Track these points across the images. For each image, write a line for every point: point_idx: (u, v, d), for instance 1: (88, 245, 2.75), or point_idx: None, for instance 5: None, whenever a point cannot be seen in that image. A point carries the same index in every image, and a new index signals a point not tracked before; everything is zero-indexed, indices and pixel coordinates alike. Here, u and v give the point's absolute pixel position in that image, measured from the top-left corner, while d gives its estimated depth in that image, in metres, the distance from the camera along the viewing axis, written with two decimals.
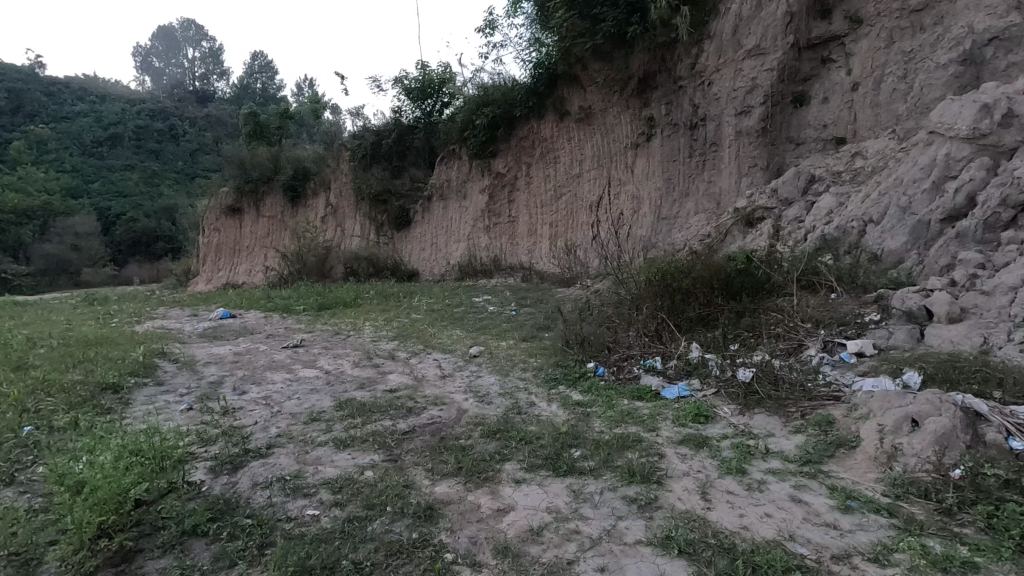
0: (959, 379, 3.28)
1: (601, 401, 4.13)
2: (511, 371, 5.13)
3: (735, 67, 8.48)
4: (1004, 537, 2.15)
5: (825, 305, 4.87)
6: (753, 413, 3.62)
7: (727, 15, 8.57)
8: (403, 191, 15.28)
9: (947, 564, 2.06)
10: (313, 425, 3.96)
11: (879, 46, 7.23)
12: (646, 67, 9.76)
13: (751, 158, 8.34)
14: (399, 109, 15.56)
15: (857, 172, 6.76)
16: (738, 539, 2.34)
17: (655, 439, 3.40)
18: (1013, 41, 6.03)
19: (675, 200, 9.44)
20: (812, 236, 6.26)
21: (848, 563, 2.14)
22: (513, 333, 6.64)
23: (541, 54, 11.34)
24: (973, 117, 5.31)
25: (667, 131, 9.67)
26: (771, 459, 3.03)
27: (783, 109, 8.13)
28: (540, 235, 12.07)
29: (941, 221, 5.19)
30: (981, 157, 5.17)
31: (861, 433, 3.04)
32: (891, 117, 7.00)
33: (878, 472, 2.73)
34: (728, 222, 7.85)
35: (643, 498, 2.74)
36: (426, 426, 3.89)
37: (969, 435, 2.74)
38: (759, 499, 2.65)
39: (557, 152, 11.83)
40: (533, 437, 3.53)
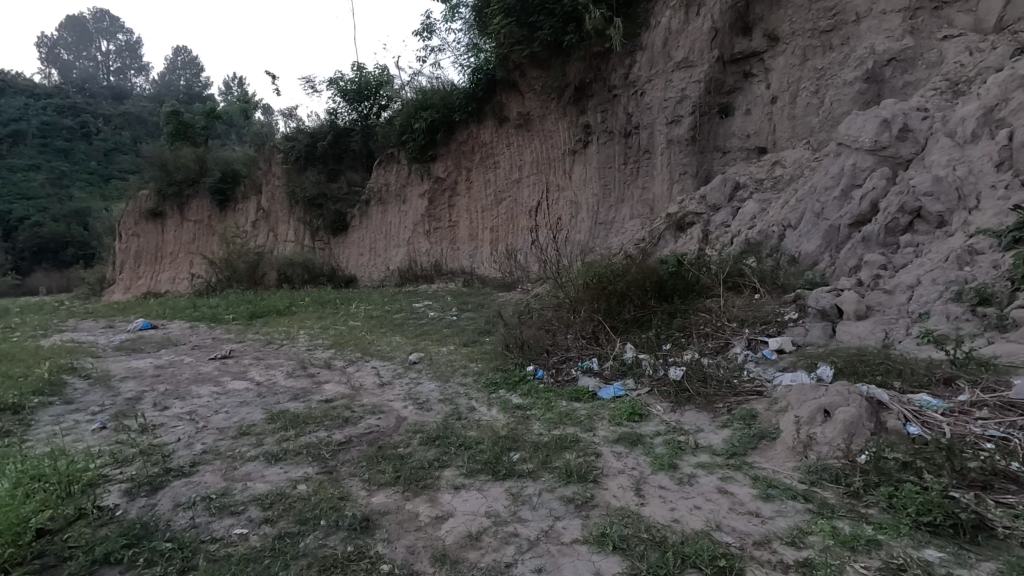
0: (865, 371, 3.56)
1: (539, 403, 4.18)
2: (451, 377, 5.10)
3: (665, 78, 8.85)
4: (903, 515, 2.34)
5: (750, 305, 5.16)
6: (684, 410, 3.78)
7: (657, 29, 8.95)
8: (340, 195, 14.87)
9: (854, 543, 2.22)
10: (243, 439, 3.78)
11: (794, 63, 7.75)
12: (582, 75, 10.02)
13: (681, 166, 8.71)
14: (334, 110, 15.14)
15: (777, 180, 7.20)
16: (669, 531, 2.44)
17: (592, 439, 3.48)
18: (908, 61, 6.62)
19: (611, 206, 9.72)
20: (737, 240, 6.63)
21: (768, 548, 2.27)
22: (453, 338, 6.62)
23: (479, 59, 11.41)
24: (875, 131, 5.79)
25: (603, 139, 9.95)
26: (700, 453, 3.18)
27: (710, 119, 8.54)
28: (481, 240, 12.09)
29: (849, 226, 5.61)
30: (883, 167, 5.65)
31: (780, 425, 3.23)
32: (806, 129, 7.51)
33: (796, 461, 2.92)
34: (661, 227, 8.17)
35: (579, 497, 2.79)
36: (363, 436, 3.81)
37: (872, 422, 2.97)
38: (689, 492, 2.77)
39: (497, 158, 11.89)
40: (473, 442, 3.53)
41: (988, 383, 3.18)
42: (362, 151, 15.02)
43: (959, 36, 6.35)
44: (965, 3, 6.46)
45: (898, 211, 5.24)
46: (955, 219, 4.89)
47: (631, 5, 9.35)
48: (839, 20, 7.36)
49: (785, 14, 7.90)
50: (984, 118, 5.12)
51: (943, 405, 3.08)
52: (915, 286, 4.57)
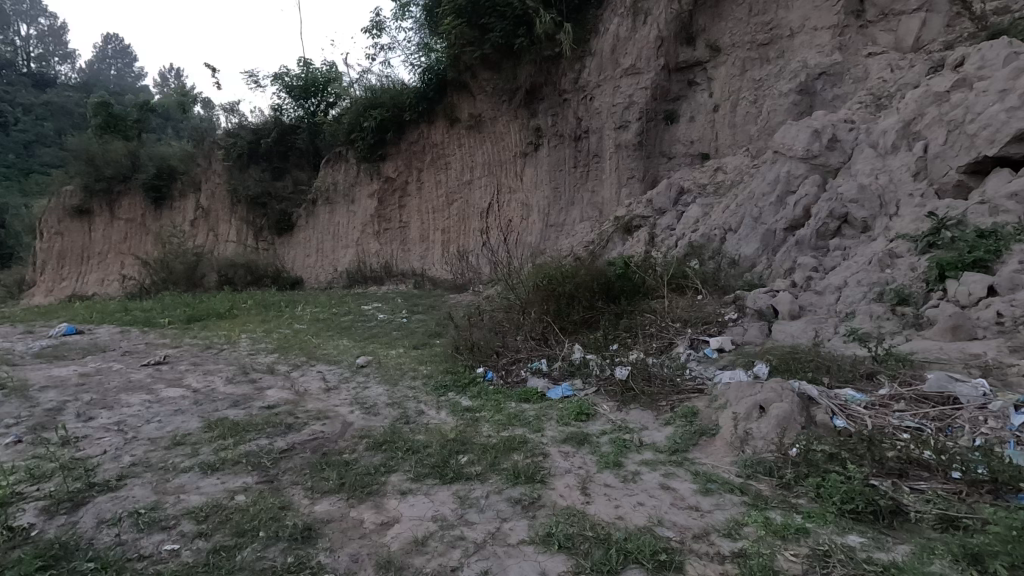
0: (797, 368, 3.75)
1: (489, 405, 4.18)
2: (400, 381, 5.03)
3: (614, 84, 9.05)
4: (829, 503, 2.49)
5: (692, 306, 5.34)
6: (629, 409, 3.87)
7: (605, 35, 9.15)
8: (284, 194, 14.41)
9: (785, 532, 2.33)
10: (176, 450, 3.60)
11: (734, 73, 8.08)
12: (532, 78, 10.09)
13: (629, 170, 8.93)
14: (279, 106, 14.64)
15: (719, 186, 7.50)
16: (613, 528, 2.49)
17: (540, 439, 3.51)
18: (837, 76, 7.04)
19: (562, 208, 9.84)
20: (681, 243, 6.86)
21: (707, 540, 2.36)
22: (403, 341, 6.52)
23: (430, 59, 11.32)
24: (807, 140, 6.12)
25: (554, 142, 10.06)
26: (644, 451, 3.26)
27: (656, 125, 8.79)
28: (432, 241, 12.01)
29: (784, 230, 5.91)
30: (814, 174, 5.97)
31: (719, 422, 3.36)
32: (745, 137, 7.83)
33: (733, 456, 3.05)
34: (609, 230, 8.35)
35: (526, 498, 2.81)
36: (307, 442, 3.69)
37: (802, 417, 3.13)
38: (633, 489, 2.83)
39: (448, 159, 11.81)
40: (421, 446, 3.49)
41: (905, 378, 3.42)
42: (309, 149, 14.58)
43: (882, 54, 6.81)
44: (887, 23, 6.94)
45: (828, 216, 5.55)
46: (878, 225, 5.23)
47: (580, 11, 9.53)
48: (775, 34, 7.74)
49: (726, 26, 8.23)
50: (903, 131, 5.50)
51: (865, 399, 3.28)
52: (843, 288, 4.86)
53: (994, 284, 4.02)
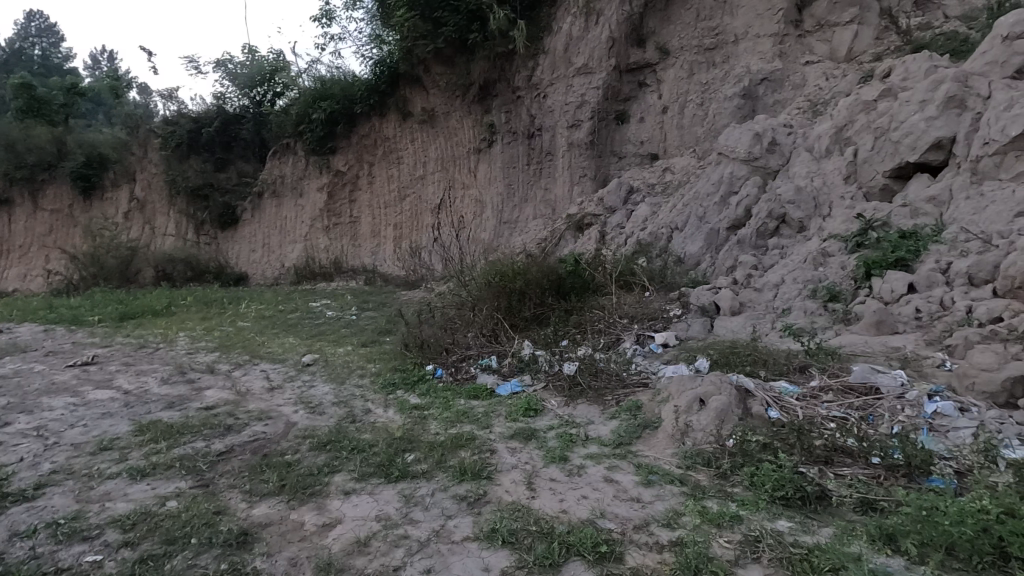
0: (736, 362, 3.89)
1: (437, 402, 4.15)
2: (348, 379, 4.92)
3: (566, 83, 9.15)
4: (761, 491, 2.60)
5: (639, 302, 5.46)
6: (576, 404, 3.92)
7: (559, 34, 9.21)
8: (228, 186, 13.82)
9: (720, 520, 2.42)
10: (103, 455, 3.40)
11: (682, 76, 8.29)
12: (486, 75, 10.05)
13: (581, 168, 9.06)
14: (222, 95, 14.01)
15: (667, 186, 7.71)
16: (557, 522, 2.52)
17: (488, 436, 3.51)
18: (778, 82, 7.35)
19: (515, 206, 9.88)
20: (630, 240, 7.01)
21: (647, 530, 2.42)
22: (352, 339, 6.37)
23: (382, 51, 11.07)
24: (749, 143, 6.36)
25: (507, 139, 10.06)
26: (590, 444, 3.31)
27: (607, 125, 8.94)
28: (384, 237, 11.82)
29: (726, 229, 6.12)
30: (755, 176, 6.20)
31: (661, 415, 3.45)
32: (692, 138, 8.07)
33: (674, 447, 3.13)
34: (562, 227, 8.45)
35: (472, 494, 2.81)
36: (246, 444, 3.56)
37: (739, 409, 3.24)
38: (578, 483, 2.88)
39: (400, 153, 11.62)
40: (366, 445, 3.42)
41: (834, 370, 3.61)
42: (255, 140, 14.02)
43: (818, 63, 7.16)
44: (823, 34, 7.30)
45: (767, 216, 5.79)
46: (813, 225, 5.51)
47: (534, 8, 9.55)
48: (721, 40, 7.99)
49: (675, 30, 8.44)
50: (836, 136, 5.80)
51: (798, 391, 3.43)
52: (780, 285, 5.08)
53: (913, 282, 4.31)
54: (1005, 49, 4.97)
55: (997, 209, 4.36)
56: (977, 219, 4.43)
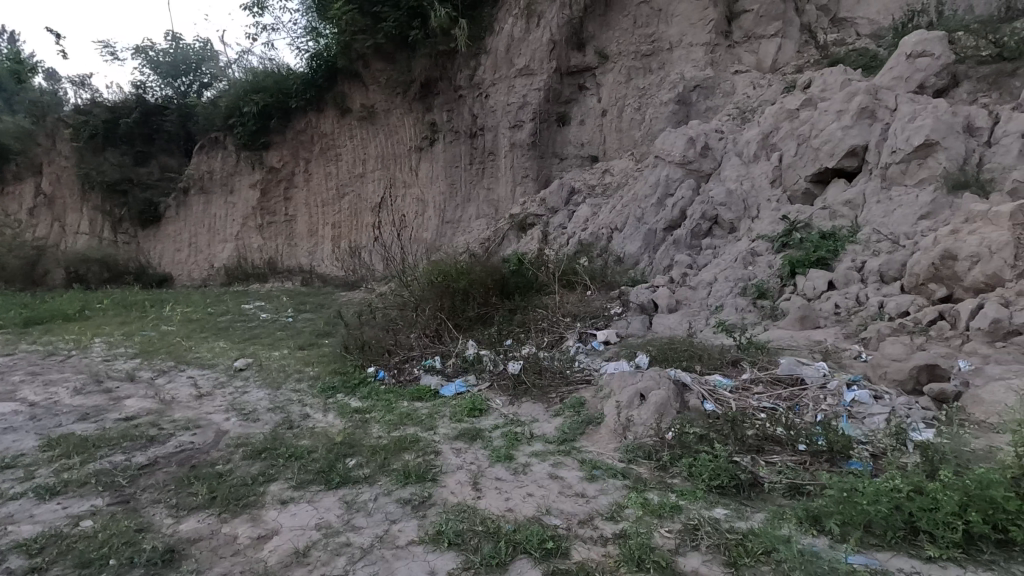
0: (673, 357, 4.02)
1: (380, 405, 4.05)
2: (284, 384, 4.71)
3: (508, 83, 9.19)
4: (699, 481, 2.70)
5: (581, 301, 5.55)
6: (521, 402, 3.94)
7: (500, 34, 9.21)
8: (149, 182, 12.95)
9: (661, 511, 2.49)
10: (5, 475, 3.09)
11: (620, 81, 8.51)
12: (428, 72, 9.91)
13: (523, 169, 9.14)
14: (142, 84, 13.11)
15: (607, 187, 7.89)
16: (503, 521, 2.51)
17: (432, 437, 3.46)
18: (709, 89, 7.68)
19: (457, 206, 9.82)
20: (572, 240, 7.13)
21: (591, 525, 2.47)
22: (288, 342, 6.12)
23: (319, 45, 10.70)
24: (683, 147, 6.60)
25: (448, 138, 9.98)
26: (535, 442, 3.33)
27: (549, 126, 9.06)
28: (322, 236, 11.45)
29: (663, 230, 6.33)
30: (689, 179, 6.46)
31: (604, 411, 3.51)
32: (631, 141, 8.31)
33: (617, 442, 3.20)
34: (505, 227, 8.48)
35: (417, 497, 2.76)
36: (172, 456, 3.34)
37: (677, 402, 3.35)
38: (523, 481, 2.89)
39: (338, 150, 11.27)
40: (305, 451, 3.29)
41: (763, 363, 3.81)
42: (179, 133, 13.19)
43: (746, 73, 7.54)
44: (750, 45, 7.70)
45: (700, 218, 6.04)
46: (743, 226, 5.80)
47: (476, 7, 9.48)
48: (657, 47, 8.27)
49: (613, 35, 8.64)
50: (762, 142, 6.12)
51: (731, 383, 3.59)
52: (713, 283, 5.31)
53: (832, 280, 4.62)
54: (910, 66, 5.40)
55: (903, 213, 4.75)
56: (887, 222, 4.81)
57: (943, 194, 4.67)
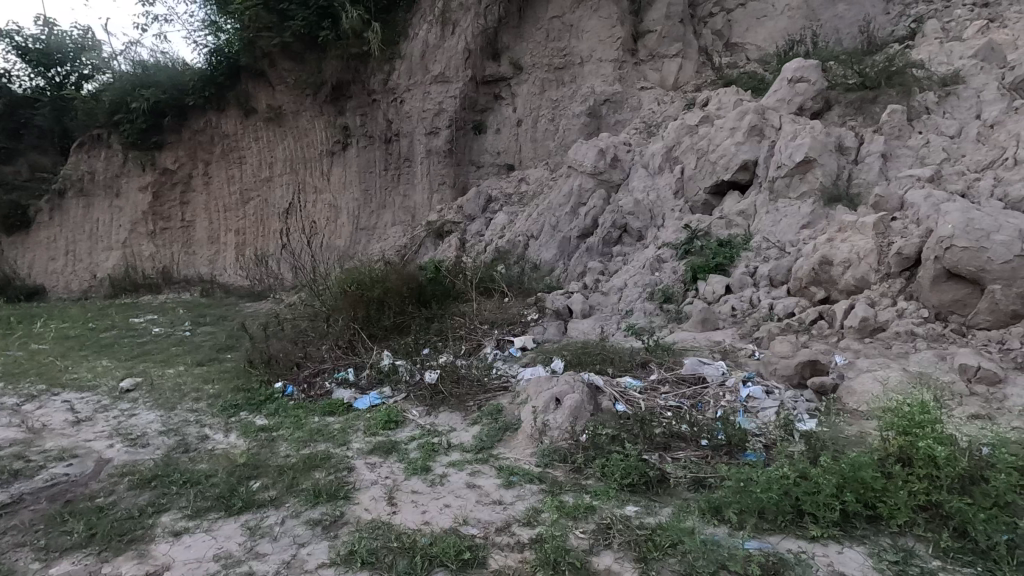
0: (587, 361, 4.14)
1: (288, 422, 3.84)
2: (179, 404, 4.33)
3: (423, 90, 9.10)
4: (611, 481, 2.79)
5: (499, 307, 5.59)
6: (438, 412, 3.89)
7: (415, 40, 9.09)
8: (16, 182, 11.52)
9: (575, 512, 2.55)
10: None
11: (534, 92, 8.70)
12: (339, 75, 9.57)
13: (440, 176, 9.09)
14: (6, 72, 11.57)
15: (523, 196, 8.05)
16: (419, 535, 2.46)
17: (345, 453, 3.32)
18: (618, 103, 8.04)
19: (372, 212, 9.58)
20: (489, 247, 7.18)
21: (508, 531, 2.48)
22: (184, 357, 5.65)
23: (219, 40, 10.01)
24: (594, 158, 6.84)
25: (362, 143, 9.71)
26: (452, 452, 3.29)
27: (465, 134, 9.09)
28: (224, 243, 10.73)
29: (577, 237, 6.54)
30: (600, 189, 6.70)
31: (520, 416, 3.54)
32: (545, 151, 8.52)
33: (533, 447, 3.23)
34: (421, 235, 8.40)
35: (328, 517, 2.64)
36: (41, 491, 2.99)
37: (591, 405, 3.44)
38: (440, 492, 2.84)
39: (242, 153, 10.62)
40: (202, 476, 3.04)
41: (669, 363, 4.02)
42: (53, 129, 11.79)
43: (651, 89, 7.97)
44: (654, 63, 8.17)
45: (611, 226, 6.30)
46: (650, 234, 6.11)
47: (389, 11, 9.30)
48: (568, 61, 8.53)
49: (527, 47, 8.82)
50: (666, 155, 6.49)
51: (640, 385, 3.75)
52: (624, 288, 5.55)
53: (729, 284, 4.97)
54: (791, 90, 5.95)
55: (788, 222, 5.22)
56: (774, 230, 5.26)
57: (820, 206, 5.18)
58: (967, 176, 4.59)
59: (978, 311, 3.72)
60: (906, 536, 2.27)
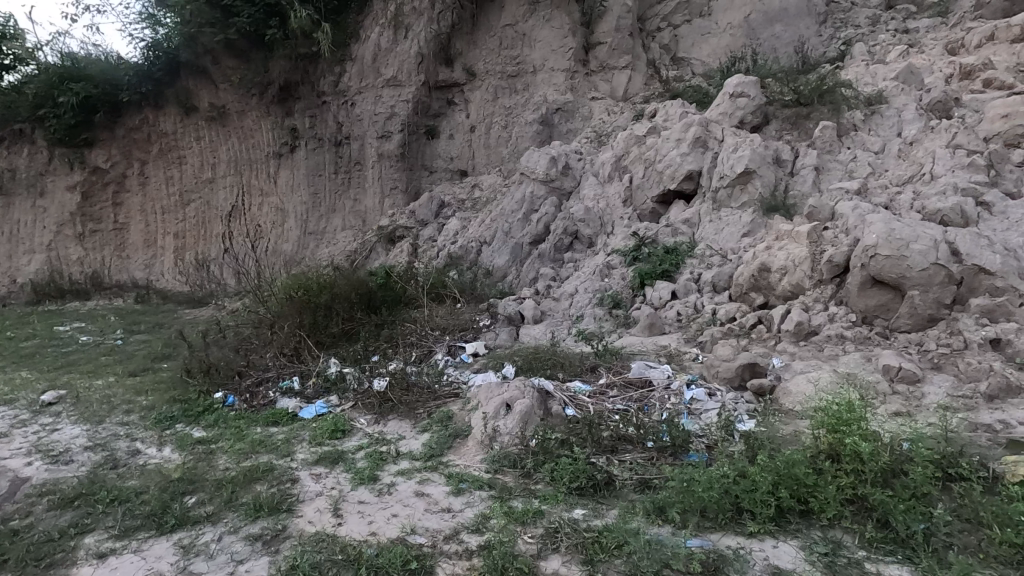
0: (538, 366, 4.17)
1: (227, 434, 3.68)
2: (108, 417, 4.08)
3: (375, 93, 8.98)
4: (560, 484, 2.81)
5: (451, 313, 5.56)
6: (387, 420, 3.82)
7: (366, 43, 8.96)
8: None
9: (524, 517, 2.55)
10: None
11: (487, 99, 8.73)
12: (287, 75, 9.33)
13: (392, 180, 8.98)
14: None
15: (476, 202, 8.07)
16: (365, 546, 2.41)
17: (288, 464, 3.21)
18: (570, 112, 8.18)
19: (321, 216, 9.35)
20: (442, 253, 7.15)
21: (456, 539, 2.46)
22: (114, 368, 5.33)
23: (157, 34, 9.43)
24: (546, 166, 6.93)
25: (311, 145, 9.48)
26: (400, 460, 3.24)
27: (418, 139, 9.01)
28: (161, 246, 10.21)
29: (529, 244, 6.59)
30: (552, 196, 6.79)
31: (470, 423, 3.52)
32: (497, 157, 8.56)
33: (483, 453, 3.22)
34: (373, 240, 8.27)
35: (269, 531, 2.54)
36: None
37: (541, 410, 3.45)
38: (387, 502, 2.79)
39: (182, 153, 10.15)
40: (131, 493, 2.87)
41: (617, 368, 4.10)
42: None
43: (602, 99, 8.15)
44: (604, 74, 8.36)
45: (563, 233, 6.39)
46: (600, 241, 6.23)
47: (340, 12, 9.15)
48: (521, 69, 8.61)
49: (480, 54, 8.85)
50: (615, 164, 6.65)
51: (589, 389, 3.80)
52: (574, 294, 5.64)
53: (674, 290, 5.13)
54: (732, 104, 6.22)
55: (730, 231, 5.44)
56: (717, 239, 5.47)
57: (760, 215, 5.42)
58: (890, 189, 4.91)
59: (900, 315, 3.97)
60: (835, 529, 2.40)
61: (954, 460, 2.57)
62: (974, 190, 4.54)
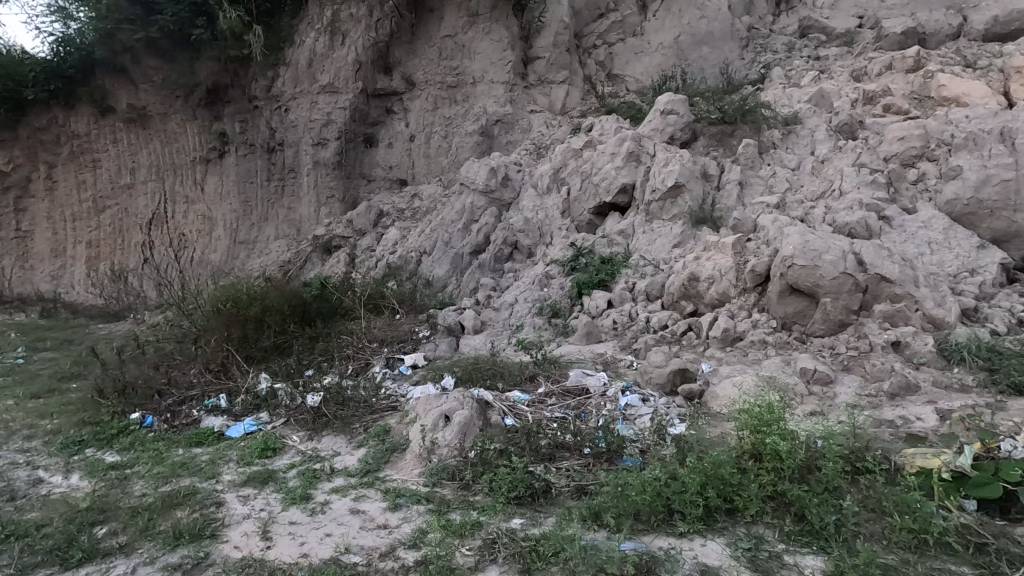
0: (478, 377, 4.16)
1: (145, 457, 3.44)
2: (5, 444, 3.72)
3: (310, 99, 8.75)
4: (498, 495, 2.82)
5: (389, 324, 5.46)
6: (321, 436, 3.69)
7: (301, 48, 8.73)
8: None
9: (462, 530, 2.54)
10: None
11: (427, 108, 8.69)
12: (215, 78, 8.92)
13: (328, 189, 8.77)
14: None
15: (415, 212, 8.00)
16: (296, 569, 2.33)
17: (213, 487, 3.04)
18: (509, 124, 8.28)
19: (252, 224, 8.97)
20: (381, 263, 7.03)
21: (392, 555, 2.42)
22: (14, 389, 4.86)
23: (69, 29, 8.75)
24: (486, 176, 6.97)
25: (241, 151, 9.09)
26: (335, 477, 3.14)
27: (355, 147, 8.84)
28: (72, 256, 9.46)
29: (469, 253, 6.58)
30: (492, 207, 6.83)
31: (408, 436, 3.46)
32: (437, 167, 8.53)
33: (422, 466, 3.18)
34: (308, 250, 8.03)
35: (190, 560, 2.40)
36: None
37: (480, 420, 3.44)
38: (320, 521, 2.69)
39: (96, 156, 9.46)
40: (32, 527, 2.63)
41: (555, 376, 4.16)
42: None
43: (540, 112, 8.31)
44: (543, 88, 8.52)
45: (502, 243, 6.42)
46: (539, 251, 6.33)
47: (273, 15, 8.86)
48: (461, 80, 8.63)
49: (419, 64, 8.81)
50: (554, 176, 6.79)
51: (527, 398, 3.83)
52: (514, 304, 5.69)
53: (610, 299, 5.27)
54: (663, 120, 6.50)
55: (662, 242, 5.66)
56: (649, 250, 5.68)
57: (689, 227, 5.68)
58: (805, 204, 5.28)
59: (815, 320, 4.27)
60: (758, 525, 2.53)
61: (861, 454, 2.78)
62: (877, 206, 4.96)
